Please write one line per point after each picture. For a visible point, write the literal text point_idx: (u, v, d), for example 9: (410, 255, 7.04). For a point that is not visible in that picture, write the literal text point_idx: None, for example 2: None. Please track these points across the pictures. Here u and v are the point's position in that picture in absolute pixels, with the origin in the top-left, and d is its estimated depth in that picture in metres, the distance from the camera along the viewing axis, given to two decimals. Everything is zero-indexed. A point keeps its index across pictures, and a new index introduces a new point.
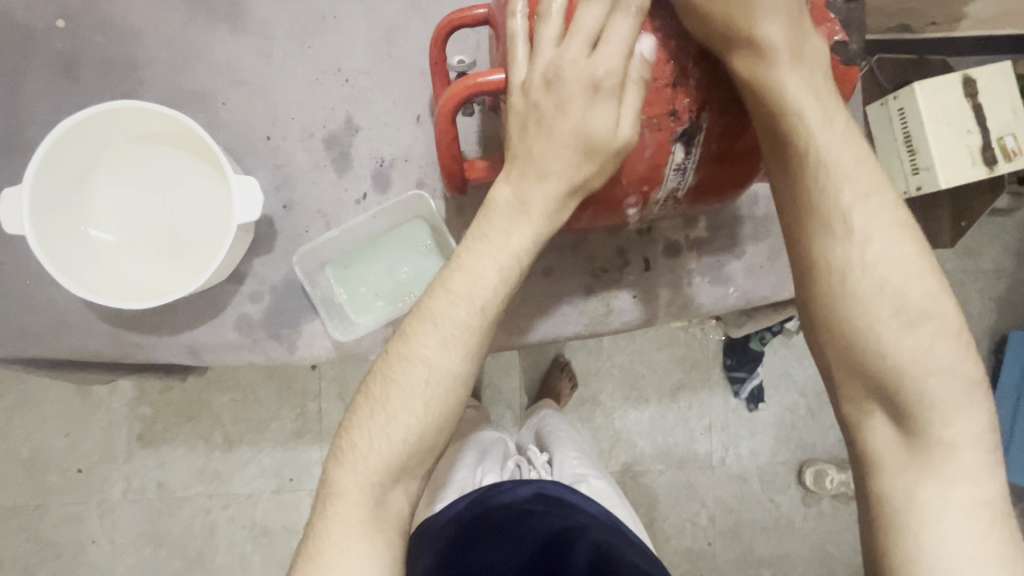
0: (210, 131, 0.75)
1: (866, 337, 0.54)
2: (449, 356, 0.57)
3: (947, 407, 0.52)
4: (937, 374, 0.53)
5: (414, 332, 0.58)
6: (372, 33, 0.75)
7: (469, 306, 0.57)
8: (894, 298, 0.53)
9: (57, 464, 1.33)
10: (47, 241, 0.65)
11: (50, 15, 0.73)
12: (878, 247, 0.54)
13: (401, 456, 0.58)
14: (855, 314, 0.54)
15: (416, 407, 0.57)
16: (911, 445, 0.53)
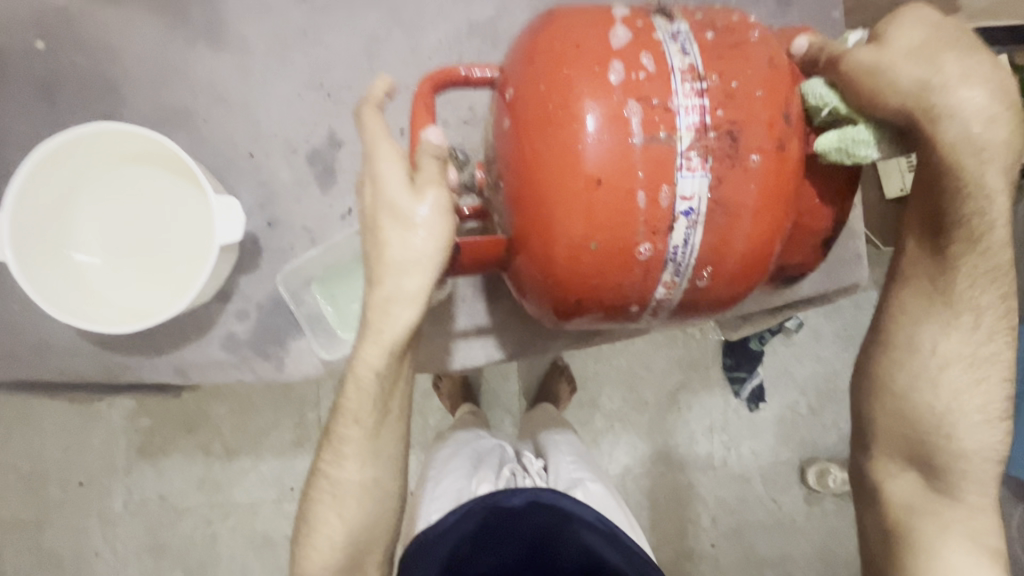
0: (193, 149, 0.74)
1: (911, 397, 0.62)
2: (346, 470, 0.65)
3: (977, 482, 0.61)
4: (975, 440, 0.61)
5: (320, 452, 0.67)
6: (353, 46, 0.75)
7: (355, 422, 0.63)
8: (980, 395, 0.61)
9: (58, 477, 1.33)
10: (30, 266, 0.64)
11: (29, 35, 0.72)
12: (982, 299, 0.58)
13: (342, 561, 0.66)
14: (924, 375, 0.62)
15: (335, 505, 0.66)
16: (930, 494, 0.63)
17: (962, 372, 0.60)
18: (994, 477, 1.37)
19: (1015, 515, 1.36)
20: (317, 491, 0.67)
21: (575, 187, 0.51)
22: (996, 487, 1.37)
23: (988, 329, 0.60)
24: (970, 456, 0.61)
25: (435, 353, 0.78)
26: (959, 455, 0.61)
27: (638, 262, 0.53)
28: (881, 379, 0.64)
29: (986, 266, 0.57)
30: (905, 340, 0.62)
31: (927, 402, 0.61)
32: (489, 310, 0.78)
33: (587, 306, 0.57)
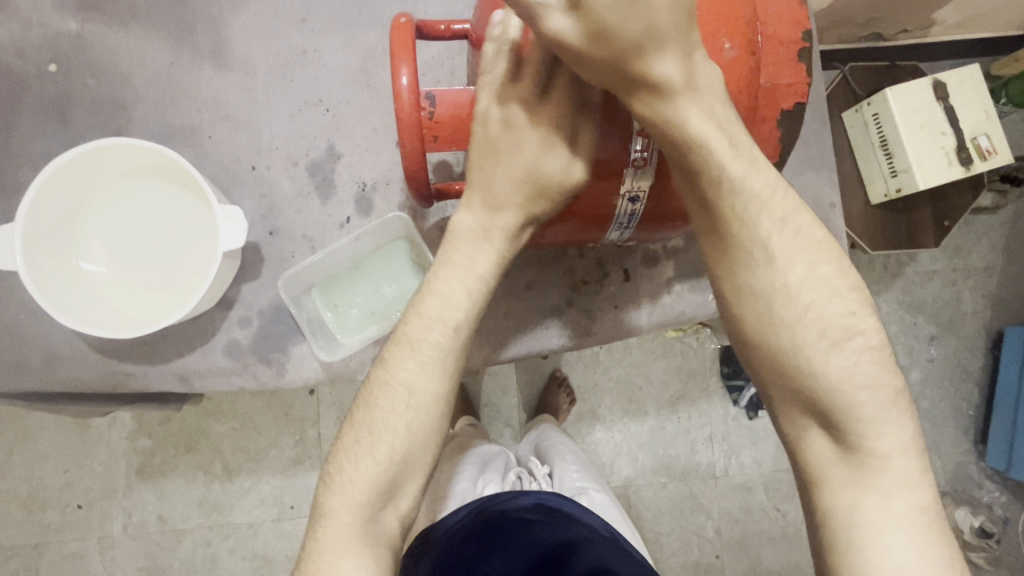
0: (197, 164, 0.77)
1: (781, 346, 0.55)
2: (426, 377, 0.60)
3: (878, 419, 0.53)
4: (850, 377, 0.53)
5: (394, 356, 0.61)
6: (351, 64, 0.79)
7: (448, 330, 0.60)
8: (817, 321, 0.54)
9: (57, 501, 1.32)
10: (40, 277, 0.67)
11: (42, 60, 0.76)
12: (796, 271, 0.54)
13: (390, 476, 0.59)
14: (781, 311, 0.55)
15: (406, 414, 0.60)
16: (847, 458, 0.54)
17: (829, 304, 0.54)
18: (997, 482, 1.37)
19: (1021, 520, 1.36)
20: (374, 397, 0.61)
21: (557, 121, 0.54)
22: (1000, 491, 1.37)
23: (796, 260, 0.55)
24: (861, 387, 0.53)
25: None
26: (845, 391, 0.53)
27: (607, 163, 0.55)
28: (764, 322, 0.55)
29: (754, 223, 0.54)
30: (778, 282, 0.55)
31: (791, 340, 0.54)
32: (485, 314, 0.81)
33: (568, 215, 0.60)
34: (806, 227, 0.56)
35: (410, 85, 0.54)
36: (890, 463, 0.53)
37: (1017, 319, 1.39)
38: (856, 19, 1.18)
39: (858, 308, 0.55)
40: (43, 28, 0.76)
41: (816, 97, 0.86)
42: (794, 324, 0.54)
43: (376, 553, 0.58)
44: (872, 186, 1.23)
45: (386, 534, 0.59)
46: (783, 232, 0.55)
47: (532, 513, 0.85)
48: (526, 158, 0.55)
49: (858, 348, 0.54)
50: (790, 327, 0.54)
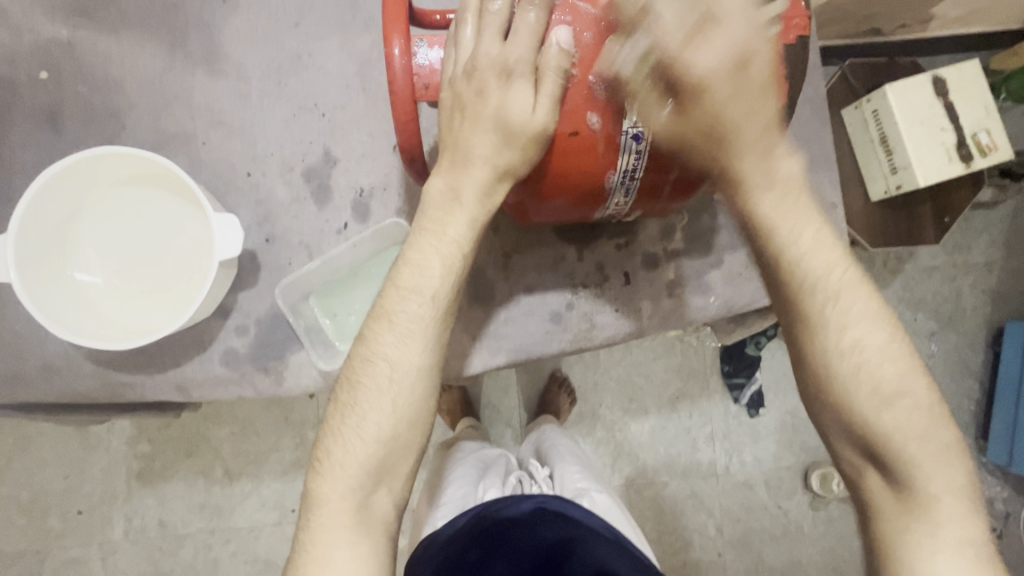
0: (192, 171, 0.77)
1: (844, 398, 0.55)
2: (405, 350, 0.60)
3: (929, 465, 0.53)
4: (908, 427, 0.54)
5: (373, 333, 0.61)
6: (346, 69, 0.78)
7: (427, 302, 0.60)
8: (879, 376, 0.54)
9: (57, 507, 1.32)
10: (34, 289, 0.66)
11: (34, 67, 0.75)
12: (860, 329, 0.55)
13: (378, 456, 0.60)
14: (845, 366, 0.55)
15: (389, 392, 0.60)
16: (903, 501, 0.54)
17: (886, 361, 0.55)
18: (998, 476, 1.37)
19: (1022, 514, 1.36)
20: (357, 377, 0.61)
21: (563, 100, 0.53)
22: (1001, 486, 1.37)
23: (862, 318, 0.55)
24: (906, 430, 0.54)
25: None
26: (901, 437, 0.54)
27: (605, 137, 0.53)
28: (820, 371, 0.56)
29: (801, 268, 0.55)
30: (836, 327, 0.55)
31: (854, 395, 0.54)
32: (485, 318, 0.80)
33: (565, 192, 0.58)
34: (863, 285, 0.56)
35: (402, 57, 0.54)
36: (942, 505, 0.53)
37: (1018, 314, 1.39)
38: (856, 15, 1.17)
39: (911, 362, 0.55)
40: (34, 34, 0.75)
41: (817, 96, 0.85)
42: (859, 378, 0.54)
43: (372, 538, 0.59)
44: (872, 184, 1.22)
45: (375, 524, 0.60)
46: (849, 290, 0.56)
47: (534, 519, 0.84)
48: (515, 135, 0.54)
49: (915, 400, 0.54)
50: (856, 380, 0.54)
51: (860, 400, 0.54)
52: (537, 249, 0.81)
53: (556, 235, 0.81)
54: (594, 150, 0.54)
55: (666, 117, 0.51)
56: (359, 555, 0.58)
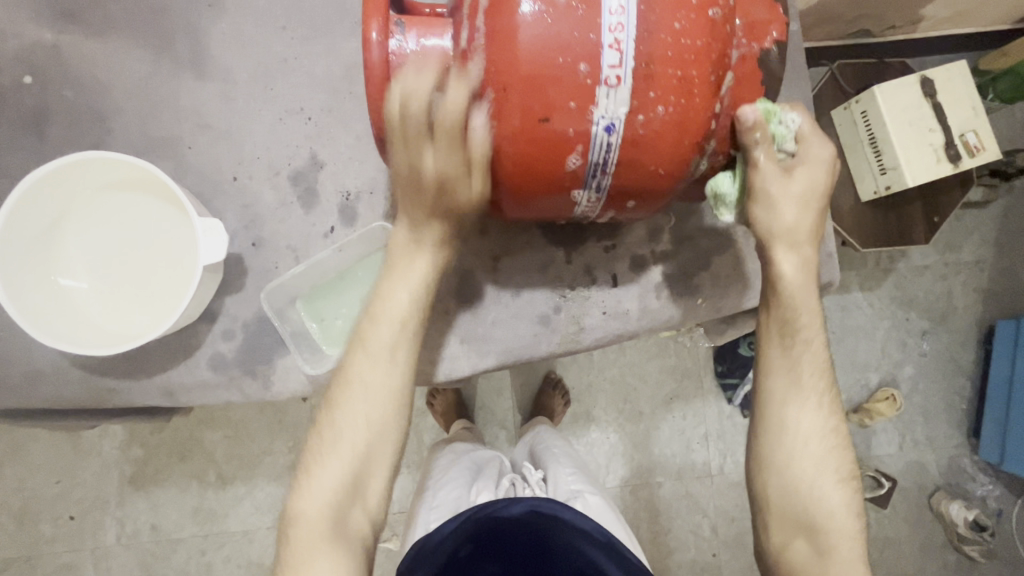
0: (178, 175, 0.76)
1: (783, 457, 0.65)
2: (379, 372, 0.65)
3: (845, 535, 0.63)
4: (831, 497, 0.64)
5: (349, 357, 0.66)
6: (333, 72, 0.78)
7: (395, 331, 0.66)
8: (817, 447, 0.65)
9: (49, 513, 1.31)
10: (17, 294, 0.66)
11: (19, 72, 0.75)
12: (807, 404, 0.65)
13: (352, 469, 0.64)
14: (791, 431, 0.65)
15: (363, 412, 0.65)
16: (822, 559, 0.63)
17: (823, 440, 0.65)
18: (990, 474, 1.37)
19: (1013, 512, 1.37)
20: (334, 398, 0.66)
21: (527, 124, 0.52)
22: (993, 484, 1.37)
23: (816, 394, 0.66)
24: (836, 516, 0.64)
25: (422, 365, 0.80)
26: (832, 516, 0.64)
27: (569, 143, 0.52)
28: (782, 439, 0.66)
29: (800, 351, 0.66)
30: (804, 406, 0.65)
31: (793, 457, 0.65)
32: (473, 320, 0.80)
33: (527, 193, 0.58)
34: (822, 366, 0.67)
35: (378, 44, 0.56)
36: (851, 573, 0.62)
37: (1008, 313, 1.40)
38: (845, 16, 1.18)
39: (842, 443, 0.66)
40: (19, 39, 0.75)
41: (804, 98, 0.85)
42: (802, 443, 0.65)
43: (346, 548, 0.62)
44: (862, 184, 1.23)
45: (353, 532, 0.63)
46: (812, 372, 0.66)
47: (527, 522, 0.82)
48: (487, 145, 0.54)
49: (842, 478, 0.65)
50: (798, 445, 0.65)
51: (796, 463, 0.65)
52: (525, 252, 0.81)
53: (545, 237, 0.81)
54: (556, 155, 0.53)
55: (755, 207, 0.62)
56: (337, 559, 0.61)
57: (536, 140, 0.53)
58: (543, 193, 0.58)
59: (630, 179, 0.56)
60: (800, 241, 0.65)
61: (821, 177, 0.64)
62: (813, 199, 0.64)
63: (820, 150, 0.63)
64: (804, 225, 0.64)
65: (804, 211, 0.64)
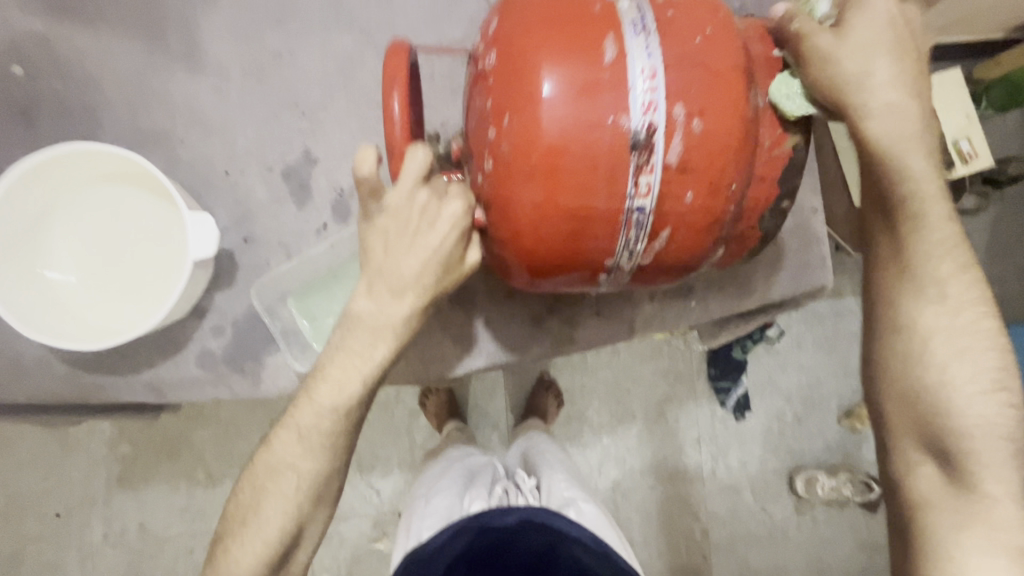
0: (169, 169, 0.75)
1: (912, 356, 0.57)
2: (312, 455, 0.64)
3: (993, 456, 0.54)
4: (977, 412, 0.54)
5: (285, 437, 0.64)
6: (328, 68, 0.77)
7: (333, 414, 0.63)
8: (956, 348, 0.56)
9: (34, 510, 1.29)
10: (2, 287, 0.65)
11: (8, 62, 0.74)
12: (945, 292, 0.56)
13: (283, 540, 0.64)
14: (918, 330, 0.57)
15: (297, 490, 0.64)
16: (953, 485, 0.55)
17: (960, 340, 0.56)
18: None
19: None
20: (264, 475, 0.64)
21: (552, 221, 0.52)
22: None
23: (957, 285, 0.57)
24: (979, 434, 0.54)
25: (414, 364, 0.79)
26: (986, 438, 0.54)
27: (602, 200, 0.51)
28: (902, 363, 0.58)
29: (919, 251, 0.56)
30: (926, 325, 0.57)
31: (927, 359, 0.57)
32: (467, 320, 0.80)
33: (564, 261, 0.56)
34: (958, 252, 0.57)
35: (400, 120, 0.53)
36: (994, 501, 0.53)
37: (999, 320, 1.41)
38: None
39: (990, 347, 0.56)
40: (8, 28, 0.74)
41: None
42: (936, 341, 0.57)
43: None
44: None
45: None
46: (948, 258, 0.56)
47: (520, 533, 0.81)
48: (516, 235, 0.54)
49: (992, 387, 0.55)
50: (931, 343, 0.57)
51: (929, 367, 0.57)
52: None
53: None
54: (588, 216, 0.52)
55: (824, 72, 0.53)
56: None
57: (564, 236, 0.53)
58: (576, 260, 0.56)
59: (684, 190, 0.51)
60: (899, 100, 0.53)
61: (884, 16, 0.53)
62: (887, 44, 0.53)
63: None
64: (888, 77, 0.53)
65: (889, 54, 0.52)
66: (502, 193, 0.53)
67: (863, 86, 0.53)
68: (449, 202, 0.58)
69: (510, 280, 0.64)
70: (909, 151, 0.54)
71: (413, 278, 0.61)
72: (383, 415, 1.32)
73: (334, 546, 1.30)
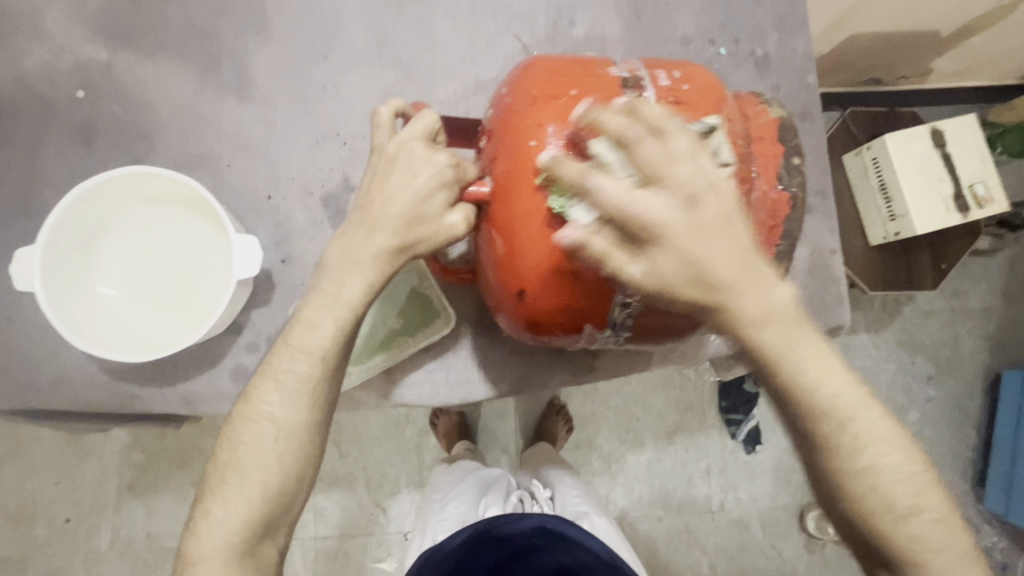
0: (215, 191, 0.79)
1: (866, 500, 0.51)
2: (291, 410, 0.59)
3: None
4: (925, 542, 0.51)
5: (260, 390, 0.59)
6: (369, 101, 0.81)
7: (315, 363, 0.59)
8: (897, 491, 0.51)
9: (46, 514, 1.31)
10: (56, 298, 0.68)
11: (70, 86, 0.79)
12: (873, 427, 0.51)
13: (261, 513, 0.58)
14: (861, 476, 0.51)
15: (274, 451, 0.59)
16: None
17: (898, 466, 0.52)
18: (994, 526, 1.36)
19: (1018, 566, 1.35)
20: (239, 434, 0.59)
21: (561, 277, 0.55)
22: (997, 536, 1.36)
23: (872, 420, 0.52)
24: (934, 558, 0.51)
25: (436, 387, 0.81)
26: (930, 547, 0.51)
27: None
28: (840, 502, 0.52)
29: (812, 399, 0.50)
30: (846, 454, 0.51)
31: (878, 496, 0.51)
32: (490, 345, 0.82)
33: (570, 315, 0.57)
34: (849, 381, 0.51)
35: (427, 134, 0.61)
36: None
37: (1013, 362, 1.40)
38: (858, 65, 1.23)
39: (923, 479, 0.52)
40: (74, 56, 0.79)
41: (817, 145, 0.88)
42: (883, 483, 0.51)
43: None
44: (871, 229, 1.25)
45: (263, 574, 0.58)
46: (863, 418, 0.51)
47: (535, 536, 0.82)
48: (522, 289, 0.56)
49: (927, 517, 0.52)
50: (880, 488, 0.51)
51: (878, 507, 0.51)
52: None
53: None
54: (588, 259, 0.54)
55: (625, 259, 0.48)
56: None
57: (569, 291, 0.55)
58: (578, 302, 0.56)
59: None
60: (763, 283, 0.48)
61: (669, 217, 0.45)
62: (717, 236, 0.47)
63: (685, 162, 0.46)
64: (729, 266, 0.47)
65: (723, 251, 0.47)
66: (509, 248, 0.55)
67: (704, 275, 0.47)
68: (439, 152, 0.56)
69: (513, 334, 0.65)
70: (766, 326, 0.48)
71: (394, 217, 0.56)
72: (395, 434, 1.33)
73: (340, 565, 1.29)
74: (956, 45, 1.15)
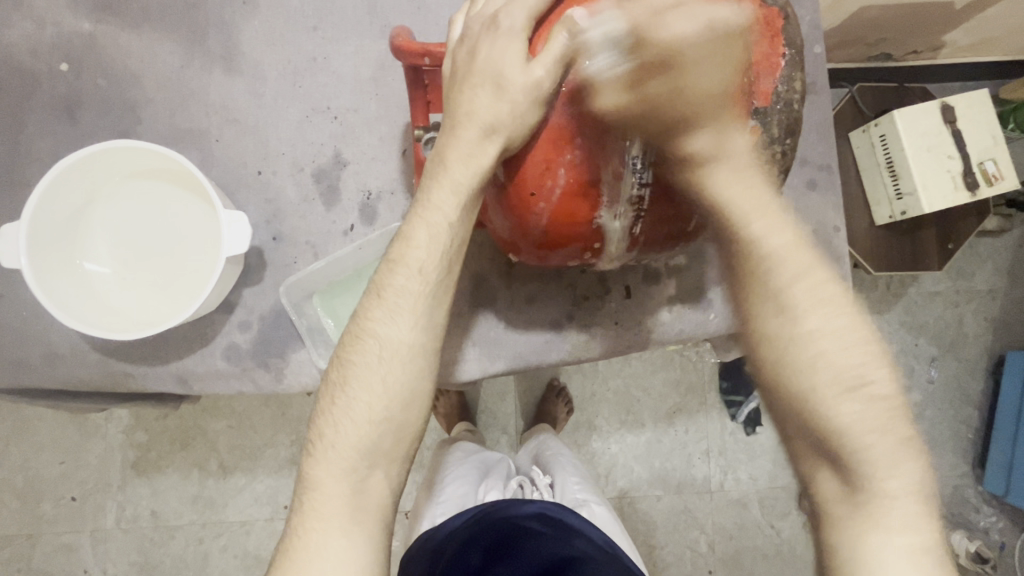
0: (203, 167, 0.78)
1: (802, 382, 0.55)
2: (396, 326, 0.59)
3: (885, 461, 0.54)
4: (863, 424, 0.54)
5: (366, 309, 0.61)
6: (361, 74, 0.79)
7: (416, 274, 0.59)
8: (831, 372, 0.55)
9: (51, 492, 1.32)
10: (43, 275, 0.67)
11: (54, 59, 0.77)
12: (812, 322, 0.55)
13: (372, 436, 0.59)
14: (796, 356, 0.55)
15: (380, 368, 0.59)
16: (852, 497, 0.55)
17: (841, 348, 0.55)
18: (993, 506, 1.36)
19: (1016, 546, 1.35)
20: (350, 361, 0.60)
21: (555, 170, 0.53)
22: (996, 516, 1.36)
23: (812, 307, 0.55)
24: (873, 442, 0.54)
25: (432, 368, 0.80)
26: (853, 438, 0.54)
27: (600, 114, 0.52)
28: (772, 385, 0.56)
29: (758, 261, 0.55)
30: (783, 339, 0.55)
31: (813, 379, 0.55)
32: (488, 324, 0.81)
33: (571, 219, 0.56)
34: (800, 250, 0.56)
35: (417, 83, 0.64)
36: (896, 501, 0.54)
37: (1018, 343, 1.39)
38: (867, 38, 1.19)
39: (868, 361, 0.55)
40: (57, 28, 0.76)
41: (823, 120, 0.86)
42: (817, 364, 0.55)
43: (367, 525, 0.58)
44: (877, 208, 1.22)
45: (372, 502, 0.59)
46: (795, 292, 0.55)
47: (533, 523, 0.82)
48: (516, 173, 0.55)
49: (868, 399, 0.55)
50: (813, 367, 0.55)
51: (816, 391, 0.55)
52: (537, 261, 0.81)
53: None
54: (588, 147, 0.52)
55: (620, 96, 0.49)
56: (350, 546, 0.57)
57: (565, 184, 0.53)
58: (577, 200, 0.54)
59: None
60: (717, 116, 0.51)
61: (693, 34, 0.47)
62: (714, 68, 0.48)
63: (691, 17, 0.47)
64: (718, 101, 0.50)
65: (718, 80, 0.49)
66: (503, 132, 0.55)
67: (690, 111, 0.49)
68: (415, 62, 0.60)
69: (519, 256, 0.65)
70: (723, 178, 0.53)
71: None
72: None
73: None
74: (972, 19, 1.11)
